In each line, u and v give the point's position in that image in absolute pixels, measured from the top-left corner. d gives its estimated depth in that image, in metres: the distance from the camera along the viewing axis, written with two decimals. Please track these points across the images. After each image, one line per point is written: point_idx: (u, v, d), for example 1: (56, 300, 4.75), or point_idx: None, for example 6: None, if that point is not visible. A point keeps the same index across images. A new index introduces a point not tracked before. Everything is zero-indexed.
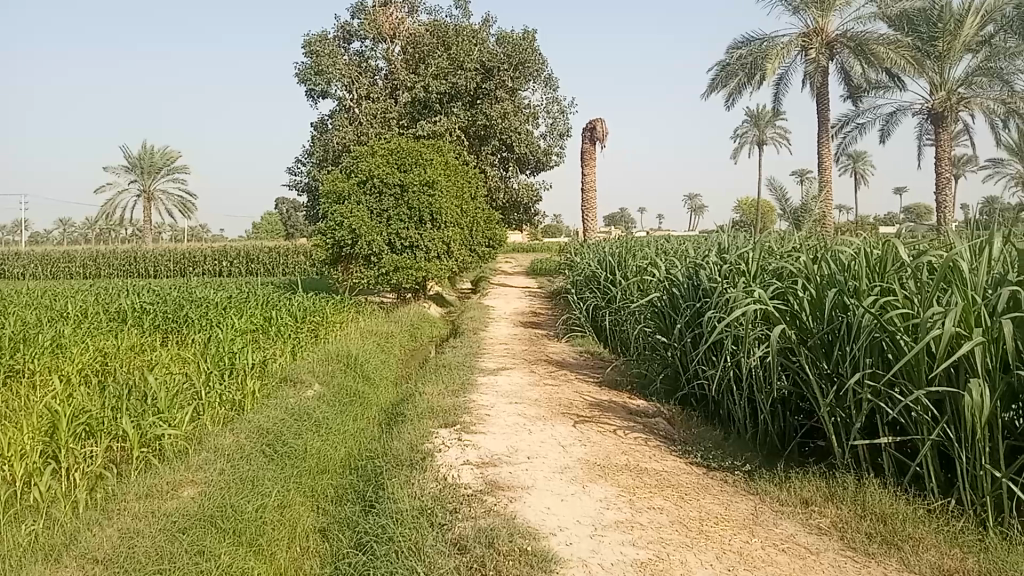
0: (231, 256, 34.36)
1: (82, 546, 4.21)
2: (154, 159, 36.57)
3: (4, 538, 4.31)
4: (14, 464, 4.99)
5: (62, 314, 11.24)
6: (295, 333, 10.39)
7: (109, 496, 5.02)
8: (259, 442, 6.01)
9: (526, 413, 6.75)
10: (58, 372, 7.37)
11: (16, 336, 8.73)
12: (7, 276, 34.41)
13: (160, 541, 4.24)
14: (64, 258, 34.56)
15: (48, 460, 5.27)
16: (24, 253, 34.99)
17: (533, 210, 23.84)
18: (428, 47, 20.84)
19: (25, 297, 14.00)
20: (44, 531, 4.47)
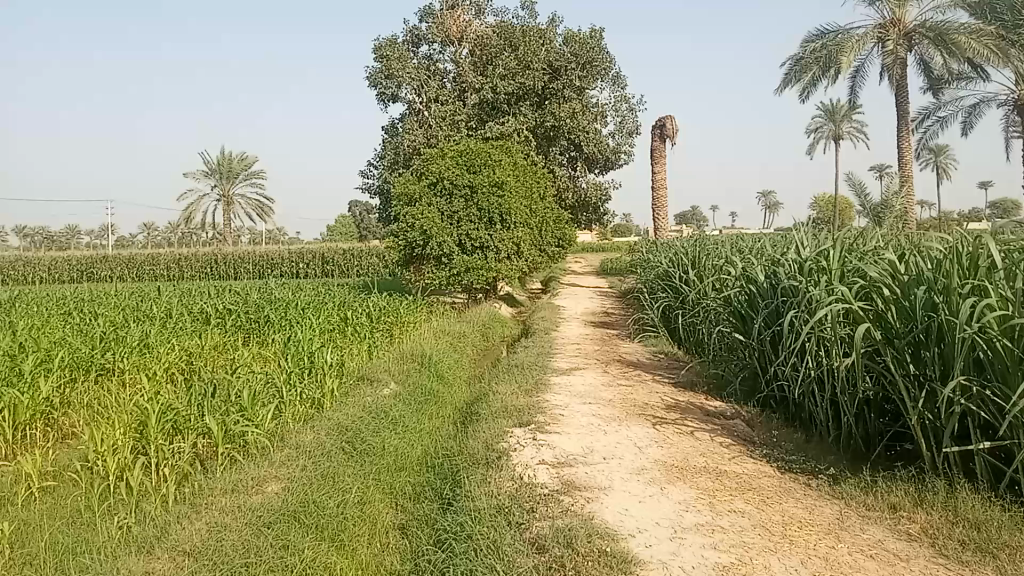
0: (307, 258, 35.15)
1: (173, 539, 4.35)
2: (233, 164, 37.68)
3: (100, 530, 4.52)
4: (107, 459, 5.21)
5: (149, 315, 11.64)
6: (370, 333, 10.56)
7: (197, 490, 5.18)
8: (339, 439, 6.12)
9: (601, 414, 6.71)
10: (146, 371, 7.65)
11: (108, 336, 9.09)
12: (97, 279, 35.88)
13: (246, 535, 4.34)
14: (149, 260, 35.84)
15: (138, 455, 5.47)
16: (111, 256, 36.39)
17: (603, 210, 23.72)
18: (495, 48, 20.96)
19: (115, 299, 14.59)
20: (136, 524, 4.64)
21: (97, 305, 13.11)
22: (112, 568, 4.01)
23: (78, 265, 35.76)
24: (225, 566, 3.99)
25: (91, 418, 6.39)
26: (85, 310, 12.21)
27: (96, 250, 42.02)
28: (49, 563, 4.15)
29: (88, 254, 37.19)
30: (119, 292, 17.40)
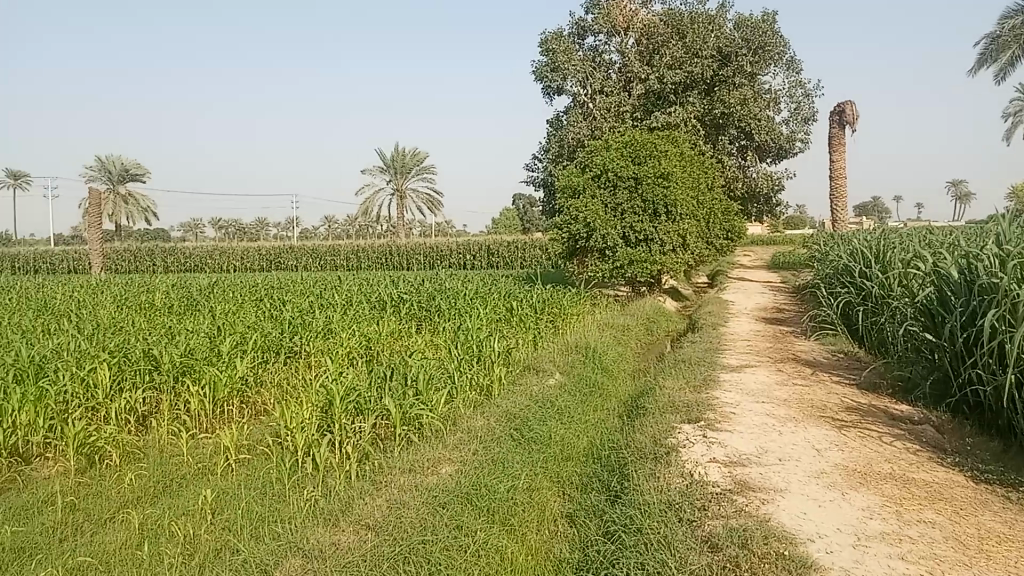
0: (474, 250, 36.10)
1: (356, 513, 4.60)
2: (405, 159, 39.23)
3: (291, 502, 4.85)
4: (296, 435, 5.58)
5: (331, 302, 12.37)
6: (536, 323, 10.70)
7: (377, 468, 5.45)
8: (508, 426, 6.25)
9: (774, 413, 6.48)
10: (329, 354, 8.13)
11: (295, 321, 9.73)
12: (283, 268, 38.42)
13: (424, 513, 4.51)
14: (329, 250, 38.04)
15: (323, 432, 5.81)
16: (296, 246, 38.94)
17: (774, 201, 22.84)
18: (662, 37, 20.75)
19: (301, 286, 15.60)
20: (323, 497, 4.94)
21: (285, 292, 14.07)
22: (303, 537, 4.29)
23: (267, 255, 38.49)
24: (405, 541, 4.17)
25: (282, 397, 6.87)
26: (275, 296, 13.14)
27: (283, 241, 45.12)
28: (248, 529, 4.50)
29: (276, 245, 39.97)
30: (303, 280, 18.63)
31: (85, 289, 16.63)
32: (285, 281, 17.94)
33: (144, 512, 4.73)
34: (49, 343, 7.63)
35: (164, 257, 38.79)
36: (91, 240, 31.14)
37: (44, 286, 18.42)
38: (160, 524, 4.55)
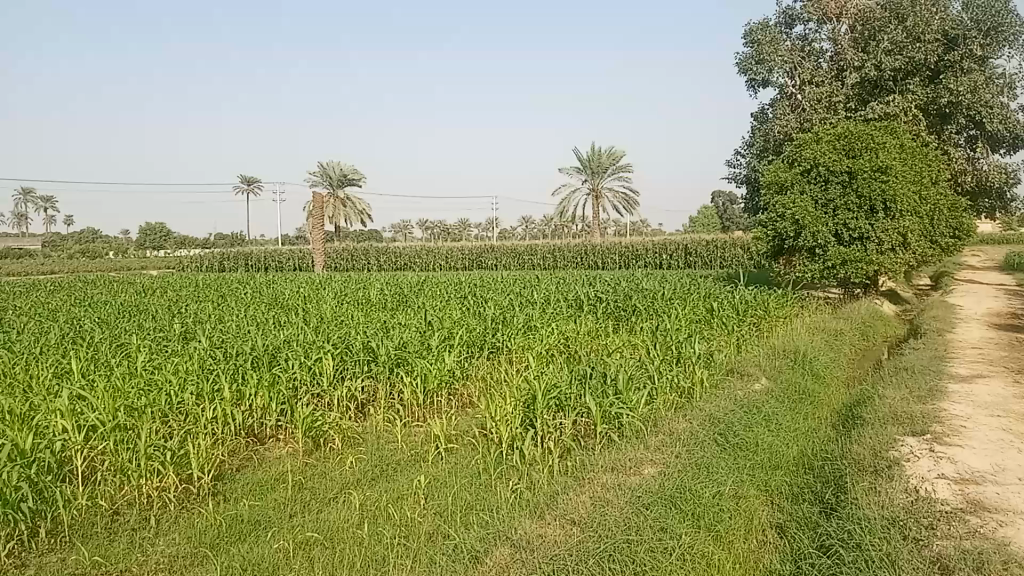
0: (672, 250, 35.54)
1: (562, 508, 4.67)
2: (603, 159, 39.34)
3: (497, 494, 5.00)
4: (501, 429, 5.74)
5: (531, 300, 12.61)
6: (739, 325, 10.36)
7: (580, 465, 5.51)
8: (712, 430, 6.10)
9: (1012, 429, 5.88)
10: (531, 352, 8.30)
11: (498, 318, 10.02)
12: (484, 267, 39.72)
13: (628, 513, 4.50)
14: (528, 250, 38.89)
15: (527, 426, 5.93)
16: (497, 246, 40.15)
17: (1010, 196, 20.71)
18: (879, 21, 19.35)
19: (502, 284, 16.05)
20: (527, 491, 5.05)
21: (488, 290, 14.54)
22: (510, 529, 4.41)
23: (469, 255, 39.97)
24: (609, 539, 4.17)
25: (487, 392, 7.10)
26: (478, 294, 13.59)
27: (484, 241, 46.68)
28: (459, 516, 4.67)
29: (478, 245, 41.42)
30: (503, 279, 19.17)
31: (308, 285, 18.07)
32: (486, 280, 18.55)
33: (363, 494, 5.06)
34: (279, 334, 8.37)
35: (376, 256, 41.31)
36: (313, 241, 33.81)
37: (275, 282, 20.24)
38: (377, 507, 4.84)
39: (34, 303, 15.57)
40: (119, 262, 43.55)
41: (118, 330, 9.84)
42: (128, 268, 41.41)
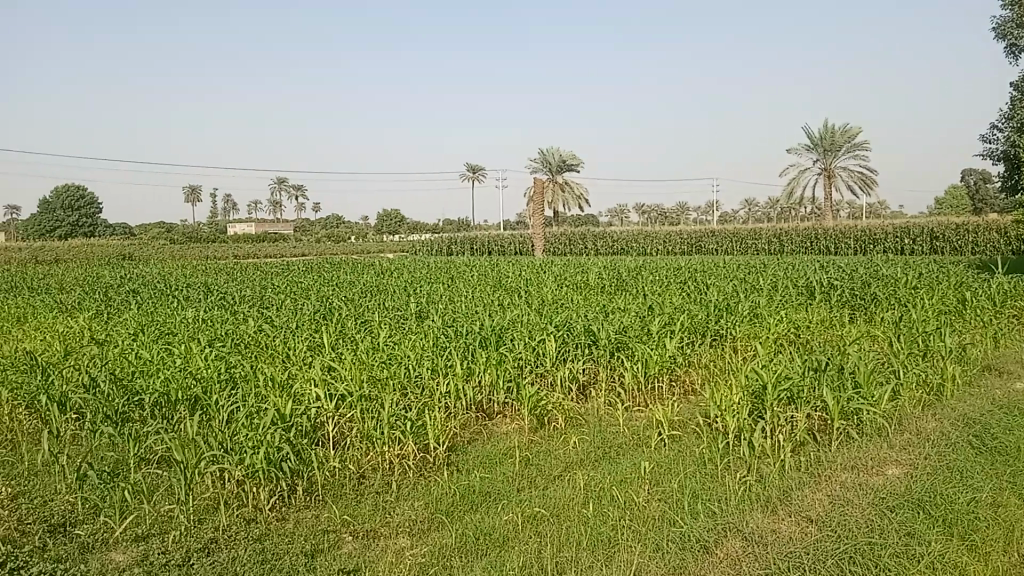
0: (913, 234, 32.84)
1: (796, 504, 4.54)
2: (833, 138, 37.08)
3: (725, 484, 4.93)
4: (729, 419, 5.65)
5: (757, 287, 12.20)
6: (995, 318, 9.42)
7: (815, 461, 5.31)
8: (966, 432, 5.65)
9: None
10: (758, 341, 8.07)
11: (723, 305, 9.80)
12: (704, 252, 38.96)
13: (870, 514, 4.30)
14: (752, 235, 37.56)
15: (755, 417, 5.79)
16: (718, 231, 39.15)
17: None
18: None
19: (725, 270, 15.64)
20: (756, 482, 4.93)
21: (711, 276, 14.25)
22: (740, 521, 4.34)
23: (688, 240, 39.32)
24: (850, 539, 4.00)
25: (712, 380, 7.00)
26: (701, 280, 13.36)
27: (704, 225, 45.63)
28: (686, 502, 4.65)
29: (699, 229, 40.58)
30: (726, 264, 18.68)
31: (531, 269, 18.61)
32: (708, 265, 18.16)
33: (589, 474, 5.17)
34: (506, 316, 8.72)
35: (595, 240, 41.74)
36: (532, 225, 34.75)
37: (499, 265, 21.03)
38: (601, 488, 4.92)
39: (291, 281, 17.26)
40: (359, 246, 47.19)
41: (362, 308, 10.71)
42: (365, 251, 44.73)
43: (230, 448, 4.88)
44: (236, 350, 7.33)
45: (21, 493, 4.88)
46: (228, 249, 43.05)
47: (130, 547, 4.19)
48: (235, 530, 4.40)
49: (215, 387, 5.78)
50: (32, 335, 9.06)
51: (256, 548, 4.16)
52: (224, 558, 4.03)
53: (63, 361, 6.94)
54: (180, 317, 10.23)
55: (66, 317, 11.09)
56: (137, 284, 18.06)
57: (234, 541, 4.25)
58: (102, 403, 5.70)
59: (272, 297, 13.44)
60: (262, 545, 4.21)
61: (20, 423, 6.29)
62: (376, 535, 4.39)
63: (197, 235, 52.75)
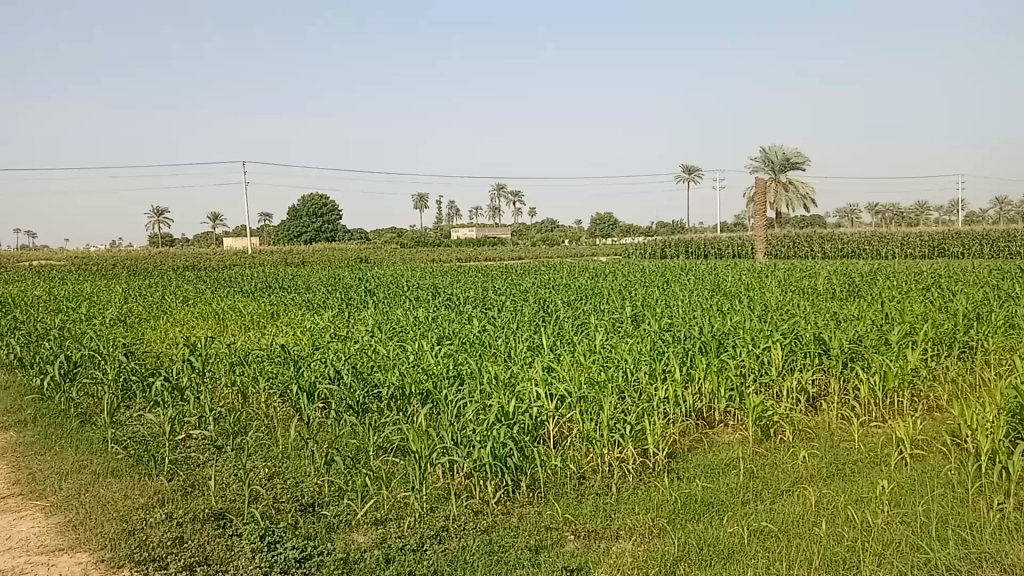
0: None
1: None
2: None
3: (978, 511, 4.46)
4: (982, 439, 5.11)
5: (1015, 293, 10.97)
6: None
7: None
8: None
9: None
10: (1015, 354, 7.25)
11: (972, 314, 8.91)
12: (950, 256, 35.80)
13: None
14: (1005, 237, 33.89)
15: (1014, 438, 5.20)
16: (964, 232, 35.69)
17: None
18: None
19: (974, 275, 14.22)
20: (1015, 510, 4.43)
21: (958, 281, 13.01)
22: (997, 552, 3.91)
23: (927, 242, 36.19)
24: None
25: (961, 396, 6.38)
26: (945, 286, 12.24)
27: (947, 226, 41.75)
28: (932, 527, 4.26)
29: (940, 231, 37.21)
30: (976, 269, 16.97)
31: (752, 272, 17.94)
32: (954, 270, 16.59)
33: (820, 491, 4.87)
34: (727, 321, 8.45)
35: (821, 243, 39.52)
36: (753, 227, 33.57)
37: (719, 268, 20.47)
38: (835, 505, 4.63)
39: (511, 284, 17.82)
40: (574, 249, 47.84)
41: (580, 310, 10.83)
42: (582, 254, 45.28)
43: (458, 442, 5.11)
44: (461, 348, 7.67)
45: (277, 473, 5.41)
46: (454, 252, 45.26)
47: (369, 530, 4.51)
48: (463, 521, 4.60)
49: (443, 383, 6.07)
50: (284, 331, 10.00)
51: (483, 540, 4.32)
52: (453, 547, 4.23)
53: (311, 353, 7.60)
54: (411, 317, 10.87)
55: (314, 314, 12.15)
56: (374, 285, 19.44)
57: (463, 532, 4.45)
58: (344, 393, 6.17)
59: (494, 298, 13.94)
60: (489, 537, 4.37)
61: (274, 410, 6.90)
62: (597, 536, 4.41)
63: (425, 239, 55.91)
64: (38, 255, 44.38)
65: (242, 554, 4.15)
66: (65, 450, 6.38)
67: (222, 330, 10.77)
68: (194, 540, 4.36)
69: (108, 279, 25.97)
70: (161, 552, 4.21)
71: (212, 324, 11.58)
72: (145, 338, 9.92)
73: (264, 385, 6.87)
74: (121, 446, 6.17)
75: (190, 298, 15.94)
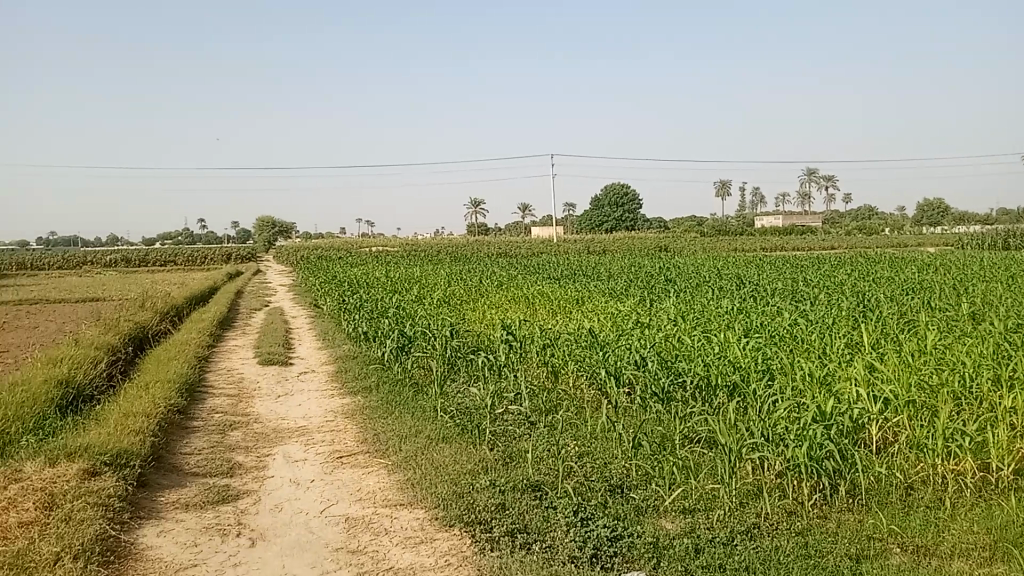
0: None
1: None
2: None
3: None
4: None
5: None
6: None
7: None
8: None
9: None
10: None
11: None
12: None
13: None
14: None
15: None
16: None
17: None
18: None
19: None
20: None
21: None
22: None
23: None
24: None
25: None
26: None
27: None
28: None
29: None
30: None
31: None
32: None
33: None
34: None
35: None
36: None
37: None
38: None
39: (824, 276, 16.81)
40: (893, 238, 43.91)
41: (904, 306, 9.96)
42: (904, 245, 41.45)
43: (771, 438, 4.95)
44: (771, 342, 7.41)
45: (587, 453, 5.61)
46: (759, 242, 43.67)
47: (677, 519, 4.55)
48: (776, 522, 4.46)
49: (753, 376, 5.90)
50: (592, 316, 10.36)
51: (798, 542, 4.17)
52: (765, 546, 4.12)
53: (618, 338, 7.76)
54: (717, 308, 10.69)
55: (617, 301, 12.42)
56: (677, 274, 19.37)
57: (776, 532, 4.33)
58: (651, 379, 6.23)
59: (805, 291, 13.26)
60: (804, 540, 4.21)
61: (582, 392, 7.19)
62: (928, 552, 4.04)
63: (726, 228, 54.60)
64: (374, 242, 50.03)
65: (558, 526, 4.35)
66: (403, 416, 7.18)
67: (532, 313, 11.39)
68: (515, 507, 4.67)
69: (435, 264, 28.57)
70: (486, 516, 4.57)
71: (524, 308, 12.28)
72: (468, 318, 10.80)
73: (573, 368, 7.15)
74: (447, 416, 6.76)
75: (504, 283, 17.03)
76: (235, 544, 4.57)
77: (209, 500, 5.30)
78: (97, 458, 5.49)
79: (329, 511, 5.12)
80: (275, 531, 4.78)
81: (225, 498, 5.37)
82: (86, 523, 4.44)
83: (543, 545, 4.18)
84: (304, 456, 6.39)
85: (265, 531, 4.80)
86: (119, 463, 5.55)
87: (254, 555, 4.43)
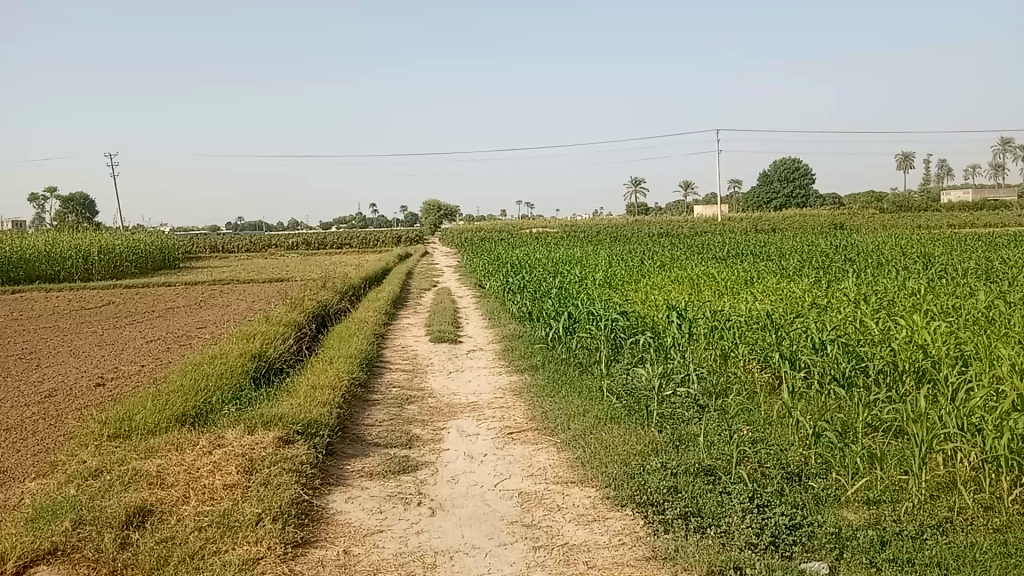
0: None
1: None
2: None
3: None
4: None
5: None
6: None
7: None
8: None
9: None
10: None
11: None
12: None
13: None
14: None
15: None
16: None
17: None
18: None
19: None
20: None
21: None
22: None
23: None
24: None
25: None
26: None
27: None
28: None
29: None
30: None
31: None
32: None
33: None
34: None
35: None
36: None
37: None
38: None
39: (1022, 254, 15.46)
40: None
41: None
42: None
43: (964, 427, 4.63)
44: (965, 326, 6.91)
45: (760, 439, 5.46)
46: (946, 218, 40.78)
47: (861, 510, 4.38)
48: (971, 518, 4.19)
49: (945, 362, 5.53)
50: (763, 297, 10.07)
51: (996, 539, 3.90)
52: (959, 542, 3.89)
53: (792, 320, 7.46)
54: (902, 289, 10.06)
55: (789, 282, 11.98)
56: (853, 252, 18.45)
57: (971, 528, 4.07)
58: (829, 365, 5.97)
59: (1003, 271, 12.21)
60: (1003, 537, 3.93)
61: (754, 375, 7.00)
62: None
63: (907, 203, 51.02)
64: (537, 223, 50.64)
65: (732, 512, 4.26)
66: (570, 395, 7.27)
67: (700, 294, 11.15)
68: (687, 490, 4.61)
69: (599, 244, 28.47)
70: (658, 498, 4.55)
71: (690, 288, 12.05)
72: (633, 298, 10.75)
73: (744, 350, 6.97)
74: (615, 396, 6.77)
75: (669, 264, 16.75)
76: (417, 513, 4.79)
77: (391, 470, 5.58)
78: (290, 427, 5.90)
79: (504, 485, 5.27)
80: (453, 502, 4.97)
81: (405, 468, 5.62)
82: (283, 487, 4.80)
83: (718, 530, 4.12)
84: (477, 431, 6.59)
85: (444, 502, 4.99)
86: (310, 432, 5.95)
87: (435, 524, 4.62)
